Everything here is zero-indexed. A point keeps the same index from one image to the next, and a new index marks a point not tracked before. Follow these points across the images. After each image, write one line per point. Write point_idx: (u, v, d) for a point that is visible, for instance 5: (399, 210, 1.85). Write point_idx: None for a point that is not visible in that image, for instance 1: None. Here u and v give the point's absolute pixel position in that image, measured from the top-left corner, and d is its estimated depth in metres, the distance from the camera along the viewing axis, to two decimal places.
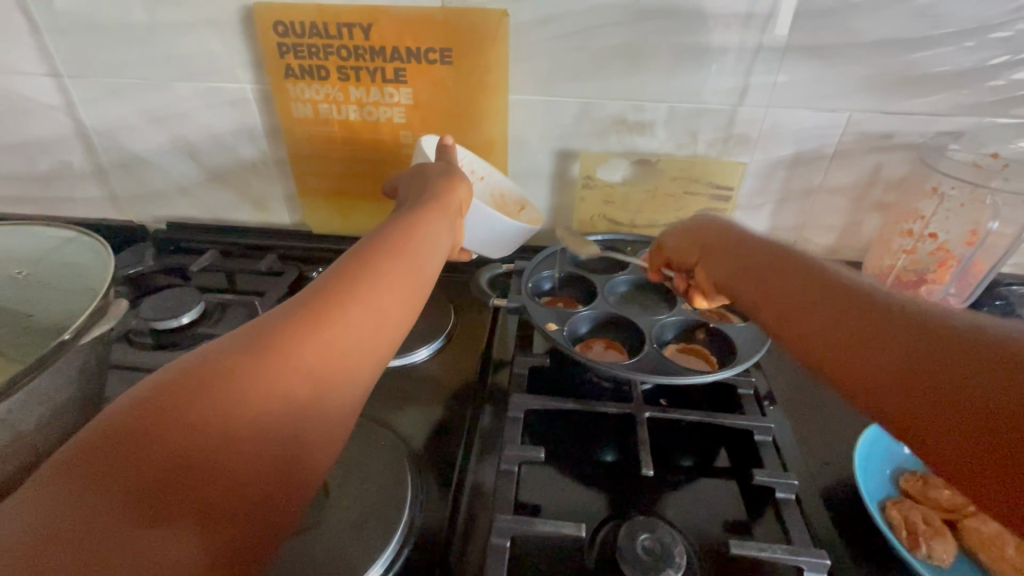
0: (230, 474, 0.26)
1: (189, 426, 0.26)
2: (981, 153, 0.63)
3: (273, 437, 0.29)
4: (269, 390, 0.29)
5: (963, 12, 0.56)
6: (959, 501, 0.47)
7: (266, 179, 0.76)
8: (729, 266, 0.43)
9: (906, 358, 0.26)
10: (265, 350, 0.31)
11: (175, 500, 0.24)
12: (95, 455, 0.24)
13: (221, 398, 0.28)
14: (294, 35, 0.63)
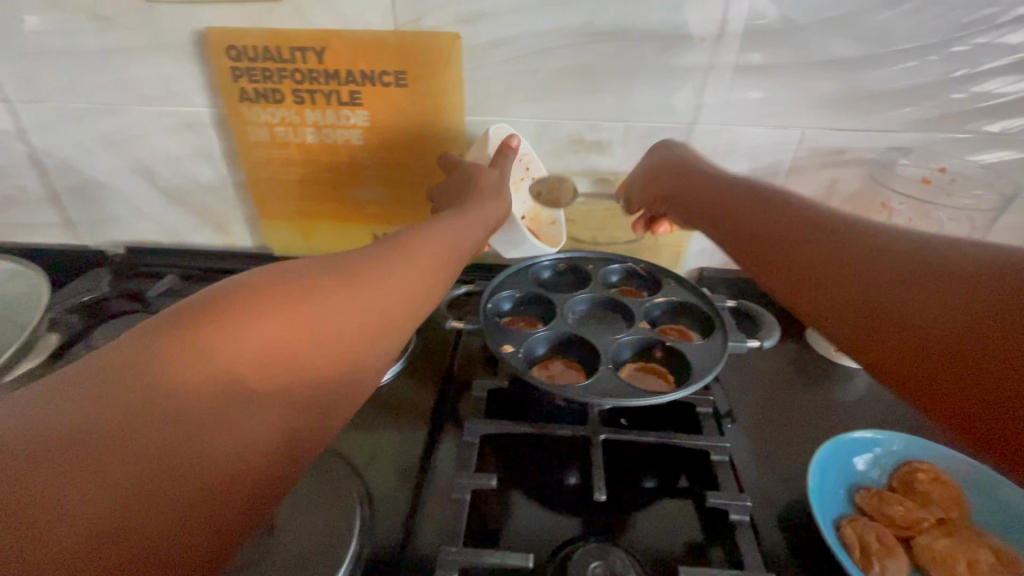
0: (240, 422, 0.27)
1: (200, 372, 0.27)
2: (928, 168, 0.65)
3: (279, 398, 0.30)
4: (274, 350, 0.30)
5: (904, 33, 0.57)
6: (912, 517, 0.47)
7: (226, 202, 0.75)
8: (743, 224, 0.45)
9: (944, 297, 0.29)
10: (269, 310, 0.31)
11: (191, 440, 0.25)
12: (107, 385, 0.25)
13: (228, 352, 0.28)
14: (247, 59, 0.62)
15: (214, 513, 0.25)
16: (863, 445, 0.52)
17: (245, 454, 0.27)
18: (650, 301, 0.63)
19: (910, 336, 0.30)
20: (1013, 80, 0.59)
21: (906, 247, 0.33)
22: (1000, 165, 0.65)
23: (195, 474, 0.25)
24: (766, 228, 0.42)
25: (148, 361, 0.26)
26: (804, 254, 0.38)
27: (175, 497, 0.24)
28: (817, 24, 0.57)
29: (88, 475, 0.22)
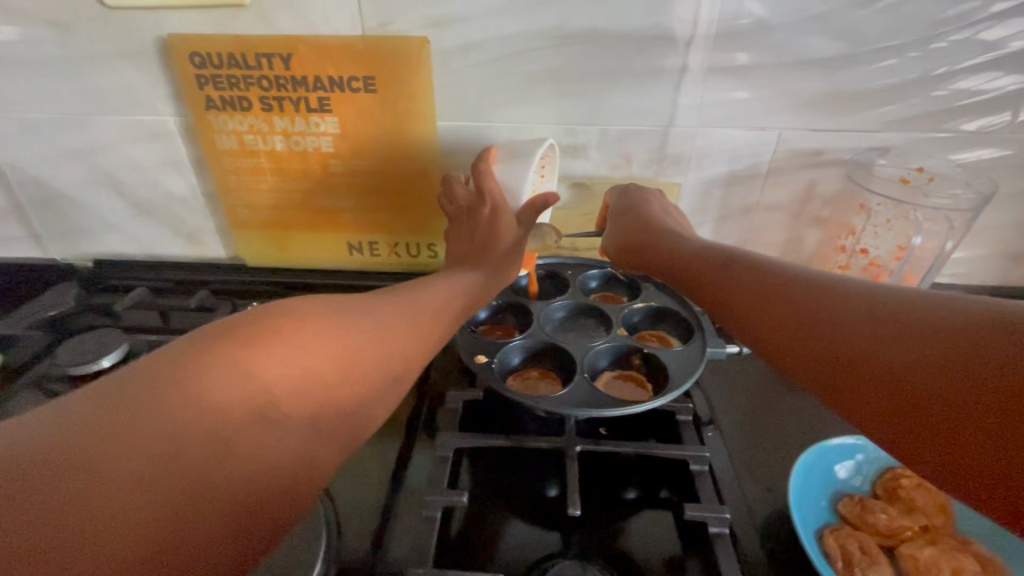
0: (269, 444, 0.30)
1: (235, 394, 0.29)
2: (907, 168, 0.64)
3: (299, 430, 0.31)
4: (299, 380, 0.33)
5: (879, 32, 0.57)
6: (897, 526, 0.46)
7: (197, 212, 0.73)
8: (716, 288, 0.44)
9: (915, 350, 0.29)
10: (293, 342, 0.34)
11: (227, 458, 0.28)
12: (148, 398, 0.27)
13: (259, 378, 0.31)
14: (211, 66, 0.61)
15: (243, 528, 0.27)
16: (845, 452, 0.51)
17: (272, 475, 0.29)
18: (629, 307, 0.62)
19: (882, 379, 0.30)
20: (988, 78, 0.59)
21: (880, 298, 0.33)
22: (978, 164, 0.64)
23: (228, 490, 0.27)
24: (735, 280, 0.43)
25: (189, 380, 0.29)
26: (772, 297, 0.39)
27: (210, 509, 0.26)
28: (791, 24, 0.57)
29: (139, 485, 0.25)
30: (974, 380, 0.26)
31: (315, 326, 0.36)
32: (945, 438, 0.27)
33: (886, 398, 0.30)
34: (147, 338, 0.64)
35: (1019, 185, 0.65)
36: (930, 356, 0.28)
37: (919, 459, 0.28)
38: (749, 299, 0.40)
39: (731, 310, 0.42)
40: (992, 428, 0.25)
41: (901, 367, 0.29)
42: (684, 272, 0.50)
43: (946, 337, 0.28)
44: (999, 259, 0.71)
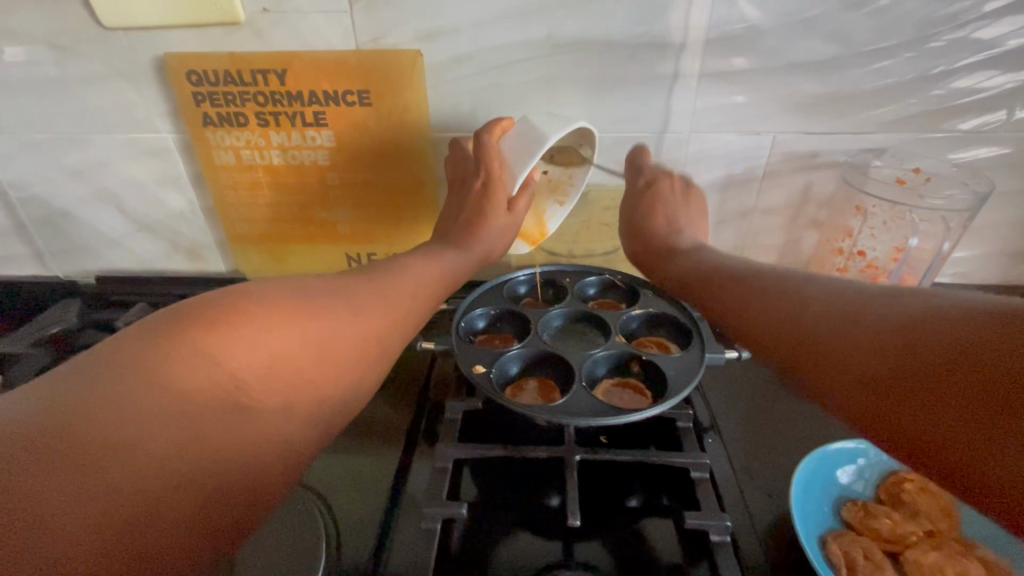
0: (243, 432, 0.30)
1: (203, 381, 0.30)
2: (902, 168, 0.64)
3: (270, 419, 0.32)
4: (267, 370, 0.33)
5: (870, 34, 0.57)
6: (901, 531, 0.45)
7: (195, 227, 0.73)
8: (727, 303, 0.46)
9: (911, 348, 0.29)
10: (262, 329, 0.34)
11: (199, 444, 0.28)
12: (116, 383, 0.28)
13: (225, 366, 0.31)
14: (207, 84, 0.62)
15: (211, 518, 0.28)
16: (847, 456, 0.50)
17: (240, 463, 0.30)
18: (627, 314, 0.62)
19: (878, 372, 0.31)
20: (982, 77, 0.59)
21: (883, 304, 0.33)
22: (974, 163, 0.64)
23: (196, 478, 0.28)
24: (745, 295, 0.44)
25: (155, 367, 0.29)
26: (783, 310, 0.39)
27: (179, 499, 0.27)
28: (781, 29, 0.57)
29: (117, 472, 0.25)
30: (972, 377, 0.26)
31: (287, 317, 0.36)
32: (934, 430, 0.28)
33: (882, 388, 0.30)
34: None
35: (1017, 183, 0.65)
36: (923, 350, 0.29)
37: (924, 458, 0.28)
38: (757, 314, 0.41)
39: (744, 316, 0.43)
40: (974, 419, 0.26)
41: (897, 361, 0.30)
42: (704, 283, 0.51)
43: (933, 331, 0.29)
44: (999, 257, 0.70)
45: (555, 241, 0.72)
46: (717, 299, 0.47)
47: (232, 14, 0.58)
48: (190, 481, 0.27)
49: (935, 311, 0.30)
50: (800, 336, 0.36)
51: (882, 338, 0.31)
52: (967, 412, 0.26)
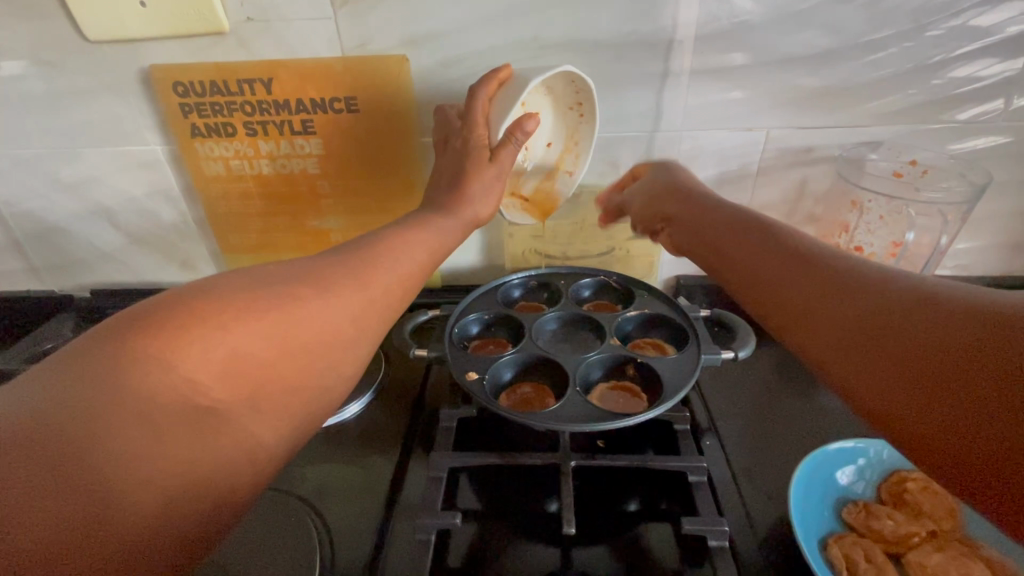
0: (212, 441, 0.29)
1: (170, 383, 0.28)
2: (900, 161, 0.63)
3: (239, 424, 0.31)
4: (232, 374, 0.31)
5: (862, 26, 0.56)
6: (903, 532, 0.45)
7: (189, 239, 0.73)
8: (736, 261, 0.41)
9: (931, 344, 0.26)
10: (230, 329, 0.32)
11: (166, 449, 0.27)
12: (85, 379, 0.26)
13: (186, 368, 0.29)
14: (194, 94, 0.62)
15: (180, 523, 0.27)
16: (848, 456, 0.50)
17: (209, 467, 0.29)
18: (622, 315, 0.62)
19: (880, 353, 0.29)
20: (979, 66, 0.58)
21: (904, 290, 0.30)
22: (973, 154, 0.63)
23: (161, 479, 0.26)
24: (758, 256, 0.40)
25: (110, 373, 0.27)
26: (795, 274, 0.36)
27: (151, 503, 0.26)
28: (772, 23, 0.56)
29: (91, 472, 0.24)
30: (989, 385, 0.24)
31: (259, 316, 0.33)
32: (920, 424, 0.26)
33: (884, 369, 0.28)
34: None
35: (1015, 173, 0.64)
36: (931, 331, 0.27)
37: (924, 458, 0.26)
38: (764, 275, 0.38)
39: (741, 278, 0.40)
40: (974, 414, 0.24)
41: (902, 349, 0.28)
42: (712, 247, 0.45)
43: (953, 328, 0.26)
44: (1000, 250, 0.69)
45: (549, 243, 0.71)
46: (723, 260, 0.43)
47: (216, 24, 0.58)
48: (149, 489, 0.26)
49: (946, 298, 0.28)
50: (809, 310, 0.33)
51: (888, 323, 0.29)
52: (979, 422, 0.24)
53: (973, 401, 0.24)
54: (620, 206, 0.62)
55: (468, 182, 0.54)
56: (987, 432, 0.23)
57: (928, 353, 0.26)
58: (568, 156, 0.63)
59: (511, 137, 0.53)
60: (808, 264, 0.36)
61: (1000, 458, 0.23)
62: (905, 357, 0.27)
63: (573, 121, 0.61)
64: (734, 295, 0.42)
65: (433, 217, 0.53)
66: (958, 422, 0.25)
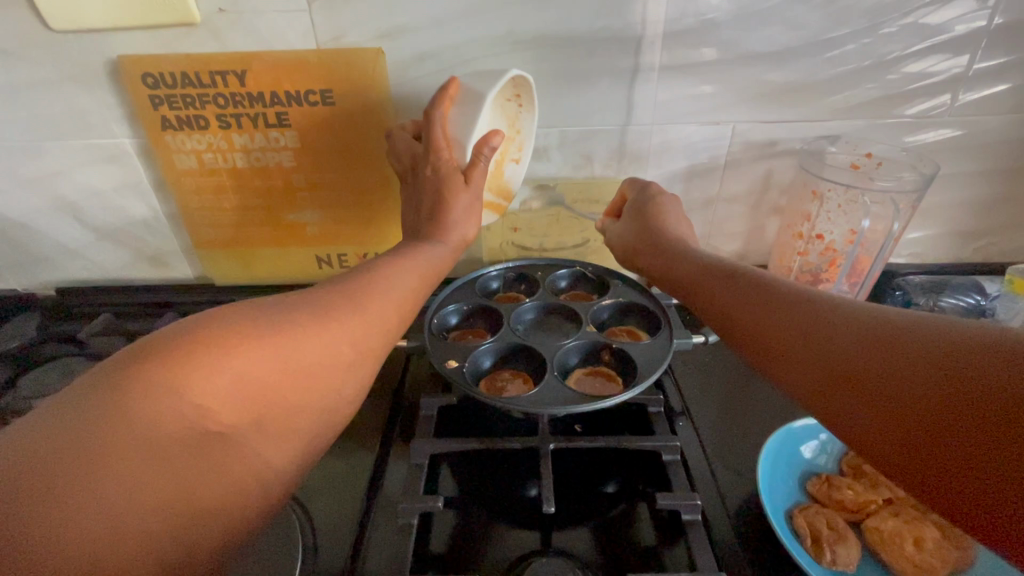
0: (219, 469, 0.30)
1: (179, 414, 0.29)
2: (857, 154, 0.67)
3: (240, 444, 0.31)
4: (237, 397, 0.31)
5: (821, 24, 0.59)
6: (862, 501, 0.47)
7: (159, 234, 0.72)
8: (715, 294, 0.43)
9: (919, 381, 0.28)
10: (237, 354, 0.32)
11: (177, 485, 0.28)
12: (96, 413, 0.27)
13: (194, 396, 0.29)
14: (164, 86, 0.61)
15: (193, 551, 0.28)
16: (811, 433, 0.52)
17: (217, 493, 0.30)
18: (597, 304, 0.63)
19: (865, 388, 0.30)
20: (928, 64, 0.61)
21: (883, 325, 0.31)
22: (923, 147, 0.67)
23: (171, 512, 0.27)
24: (734, 291, 0.41)
25: (119, 406, 0.27)
26: (771, 310, 0.37)
27: (163, 538, 0.27)
28: (737, 20, 0.58)
29: (106, 512, 0.25)
30: (984, 422, 0.25)
31: (253, 329, 0.34)
32: (916, 459, 0.28)
33: (879, 408, 0.29)
34: None
35: (961, 166, 0.68)
36: (916, 367, 0.28)
37: (924, 493, 0.28)
38: (741, 310, 0.40)
39: (721, 313, 0.42)
40: (976, 449, 0.25)
41: (890, 387, 0.29)
42: (692, 278, 0.47)
43: (937, 363, 0.28)
44: (949, 238, 0.74)
45: (525, 235, 0.72)
46: (702, 291, 0.45)
47: (186, 15, 0.57)
48: (156, 517, 0.27)
49: (926, 332, 0.29)
50: (789, 347, 0.35)
51: (872, 359, 0.30)
52: (975, 456, 0.25)
53: (969, 437, 0.26)
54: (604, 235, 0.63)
55: (444, 172, 0.55)
56: (984, 465, 0.25)
57: (918, 389, 0.28)
58: (513, 145, 0.63)
59: (479, 156, 0.54)
60: (782, 299, 0.37)
61: (1002, 499, 0.24)
62: (899, 394, 0.29)
63: (511, 111, 0.62)
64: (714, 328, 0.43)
65: (421, 246, 0.53)
66: (961, 457, 0.26)
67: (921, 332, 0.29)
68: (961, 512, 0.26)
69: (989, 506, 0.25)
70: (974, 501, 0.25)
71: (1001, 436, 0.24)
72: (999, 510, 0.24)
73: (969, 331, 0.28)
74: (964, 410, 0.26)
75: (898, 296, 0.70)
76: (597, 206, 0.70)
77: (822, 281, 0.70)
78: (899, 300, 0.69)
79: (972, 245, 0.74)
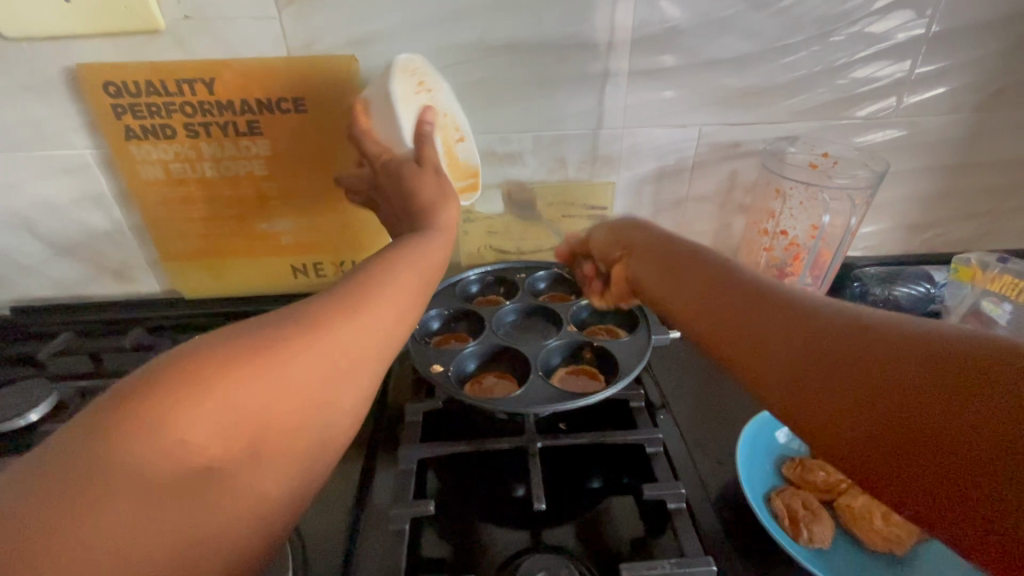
0: (220, 503, 0.28)
1: (170, 454, 0.26)
2: (814, 153, 0.71)
3: (245, 473, 0.29)
4: (234, 429, 0.29)
5: (777, 31, 0.62)
6: (833, 481, 0.50)
7: (124, 248, 0.69)
8: (684, 290, 0.42)
9: (901, 378, 0.27)
10: (234, 381, 0.29)
11: (175, 525, 0.26)
12: (81, 458, 0.25)
13: (182, 432, 0.27)
14: (128, 95, 0.59)
15: None
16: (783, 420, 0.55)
17: (222, 528, 0.28)
18: (576, 304, 0.65)
19: (842, 385, 0.29)
20: (875, 68, 0.65)
21: (859, 323, 0.30)
22: (874, 146, 0.71)
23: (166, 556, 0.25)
24: (704, 287, 0.40)
25: (100, 446, 0.25)
26: (743, 307, 0.36)
27: None
28: (698, 27, 0.61)
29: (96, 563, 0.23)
30: (970, 422, 0.24)
31: (246, 349, 0.31)
32: (895, 460, 0.26)
33: (857, 415, 0.28)
34: (76, 386, 0.60)
35: (908, 163, 0.73)
36: (897, 363, 0.28)
37: (903, 497, 0.27)
38: (712, 307, 0.38)
39: (691, 311, 0.40)
40: (963, 450, 0.24)
41: (870, 384, 0.28)
42: (665, 270, 0.45)
43: (918, 360, 0.27)
44: (900, 231, 0.79)
45: (503, 239, 0.73)
46: (673, 286, 0.43)
47: (151, 22, 0.56)
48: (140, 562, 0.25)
49: (903, 332, 0.29)
50: (763, 344, 0.34)
51: (850, 356, 0.29)
52: (962, 459, 0.24)
53: (955, 437, 0.25)
54: (586, 244, 0.61)
55: None
56: (972, 468, 0.24)
57: (900, 387, 0.27)
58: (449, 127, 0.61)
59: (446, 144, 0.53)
60: (755, 295, 0.36)
61: (991, 504, 0.23)
62: (878, 389, 0.28)
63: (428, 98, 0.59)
64: (684, 327, 0.41)
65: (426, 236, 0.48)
66: (946, 459, 0.25)
67: (899, 332, 0.29)
68: (946, 517, 0.25)
69: (975, 510, 0.24)
70: (961, 505, 0.24)
71: (986, 441, 0.23)
72: (989, 512, 0.23)
73: (948, 331, 0.27)
74: (950, 423, 0.25)
75: (857, 287, 0.73)
76: (573, 208, 0.72)
77: (788, 275, 0.73)
78: (858, 291, 0.72)
79: (921, 237, 0.79)
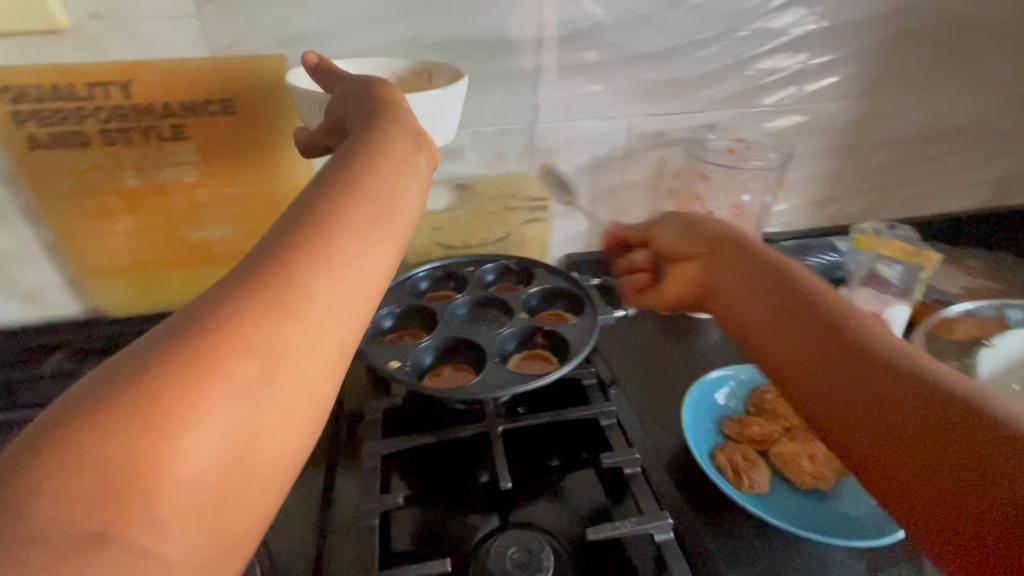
0: (151, 543, 0.22)
1: (74, 496, 0.21)
2: (731, 139, 0.77)
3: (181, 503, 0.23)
4: (102, 485, 0.21)
5: (690, 26, 0.67)
6: (767, 433, 0.55)
7: (33, 268, 0.63)
8: (733, 282, 0.44)
9: (929, 411, 0.29)
10: (151, 403, 0.23)
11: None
12: None
13: (86, 469, 0.21)
14: (29, 100, 0.54)
15: None
16: (720, 383, 0.60)
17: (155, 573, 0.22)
18: (525, 292, 0.67)
19: (873, 401, 0.31)
20: (777, 59, 0.72)
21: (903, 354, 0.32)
22: (782, 130, 0.78)
23: None
24: (755, 281, 0.42)
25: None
26: (796, 306, 0.38)
27: None
28: (620, 24, 0.65)
29: None
30: (979, 464, 0.26)
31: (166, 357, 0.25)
32: (903, 480, 0.29)
33: (879, 432, 0.30)
34: None
35: (811, 145, 0.81)
36: (926, 396, 0.30)
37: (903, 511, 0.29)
38: (762, 300, 0.40)
39: (735, 304, 0.42)
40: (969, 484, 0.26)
41: (897, 408, 0.30)
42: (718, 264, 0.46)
43: (946, 398, 0.29)
44: (808, 207, 0.87)
45: (449, 234, 0.74)
46: (724, 278, 0.45)
47: (53, 21, 0.52)
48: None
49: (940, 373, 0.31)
50: (807, 350, 0.36)
51: (887, 377, 0.31)
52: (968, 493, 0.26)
53: (963, 471, 0.27)
54: (647, 231, 0.57)
55: None
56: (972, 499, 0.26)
57: (924, 417, 0.29)
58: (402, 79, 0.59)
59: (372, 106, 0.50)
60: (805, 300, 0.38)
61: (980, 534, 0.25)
62: (903, 414, 0.30)
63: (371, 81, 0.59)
64: (726, 318, 0.43)
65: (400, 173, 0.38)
66: (950, 488, 0.27)
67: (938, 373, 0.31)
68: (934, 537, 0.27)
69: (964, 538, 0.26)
70: (952, 529, 0.27)
71: (992, 483, 0.26)
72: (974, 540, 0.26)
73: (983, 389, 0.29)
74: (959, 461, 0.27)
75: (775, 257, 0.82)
76: (515, 200, 0.74)
77: None
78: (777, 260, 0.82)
79: (827, 212, 0.88)
